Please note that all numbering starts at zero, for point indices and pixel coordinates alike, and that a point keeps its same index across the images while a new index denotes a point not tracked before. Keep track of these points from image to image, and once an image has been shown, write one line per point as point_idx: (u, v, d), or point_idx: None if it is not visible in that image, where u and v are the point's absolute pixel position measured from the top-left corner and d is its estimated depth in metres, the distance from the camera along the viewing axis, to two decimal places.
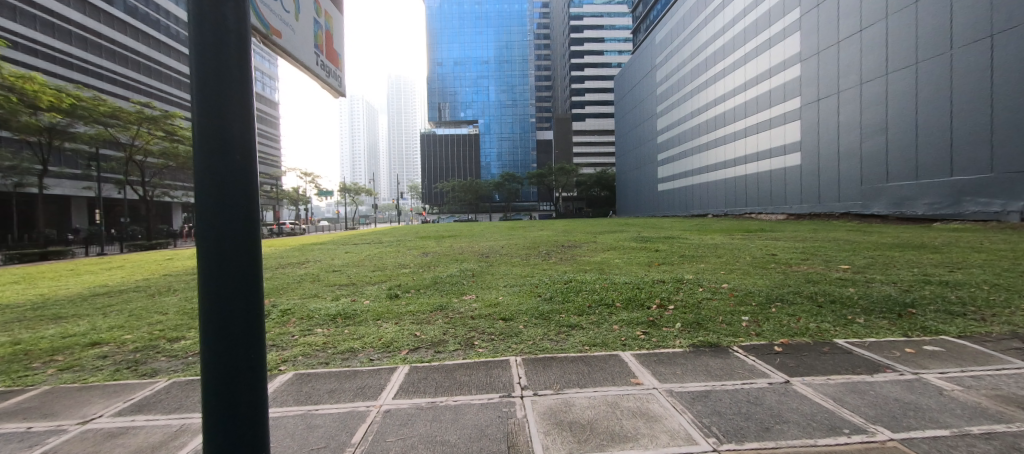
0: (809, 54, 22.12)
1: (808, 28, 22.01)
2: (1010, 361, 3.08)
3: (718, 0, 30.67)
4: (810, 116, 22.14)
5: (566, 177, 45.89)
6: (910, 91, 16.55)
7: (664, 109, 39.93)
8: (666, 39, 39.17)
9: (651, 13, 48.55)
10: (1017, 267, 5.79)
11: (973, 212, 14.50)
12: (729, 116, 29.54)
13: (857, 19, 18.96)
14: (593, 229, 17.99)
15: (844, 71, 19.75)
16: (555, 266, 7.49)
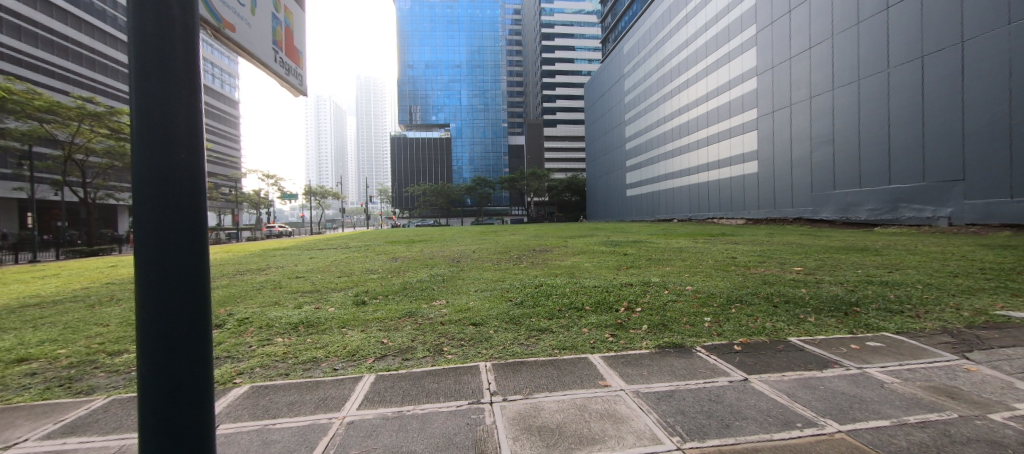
0: (764, 68, 23.45)
1: (763, 44, 23.42)
2: (940, 354, 3.35)
3: (682, 15, 32.11)
4: (766, 126, 23.43)
5: (538, 182, 46.22)
6: (854, 105, 17.88)
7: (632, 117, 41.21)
8: (634, 50, 40.55)
9: (620, 23, 50.11)
10: (947, 268, 6.32)
11: (909, 218, 15.79)
12: (693, 125, 30.93)
13: (807, 38, 20.37)
14: (564, 233, 18.22)
15: (796, 85, 21.12)
16: (527, 271, 7.49)
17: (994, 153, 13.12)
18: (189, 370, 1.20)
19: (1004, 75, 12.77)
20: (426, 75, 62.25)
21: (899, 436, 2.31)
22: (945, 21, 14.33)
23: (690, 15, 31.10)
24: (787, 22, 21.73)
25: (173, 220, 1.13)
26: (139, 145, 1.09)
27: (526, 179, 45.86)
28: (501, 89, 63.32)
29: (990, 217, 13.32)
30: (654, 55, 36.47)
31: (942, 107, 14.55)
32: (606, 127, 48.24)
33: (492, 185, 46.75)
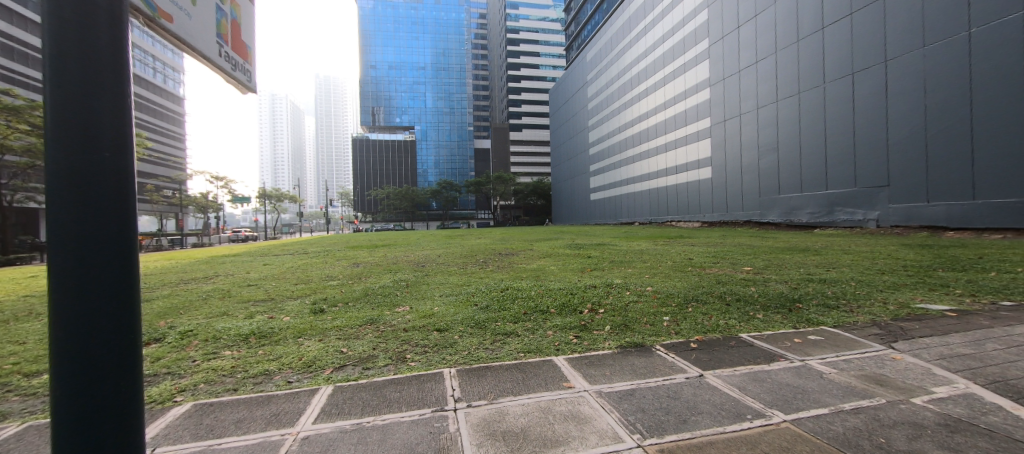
0: (716, 79, 24.85)
1: (715, 57, 24.84)
2: (870, 345, 3.65)
3: (641, 26, 33.46)
4: (718, 135, 24.78)
5: (504, 186, 45.93)
6: (795, 116, 19.33)
7: (595, 123, 42.32)
8: (597, 57, 41.79)
9: (583, 32, 51.59)
10: (873, 266, 6.92)
11: (843, 220, 17.22)
12: (652, 132, 32.21)
13: (754, 52, 21.81)
14: (529, 237, 18.35)
15: (744, 96, 22.54)
16: (492, 274, 7.47)
17: (912, 161, 14.62)
18: (114, 384, 1.11)
19: (919, 92, 14.28)
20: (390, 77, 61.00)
21: (837, 422, 2.48)
22: (871, 42, 15.82)
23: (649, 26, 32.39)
24: (735, 37, 23.17)
25: (98, 224, 1.05)
26: (54, 140, 1.00)
27: (492, 183, 45.76)
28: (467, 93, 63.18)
29: (910, 219, 14.82)
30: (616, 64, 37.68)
31: (869, 119, 16.03)
32: (570, 133, 49.41)
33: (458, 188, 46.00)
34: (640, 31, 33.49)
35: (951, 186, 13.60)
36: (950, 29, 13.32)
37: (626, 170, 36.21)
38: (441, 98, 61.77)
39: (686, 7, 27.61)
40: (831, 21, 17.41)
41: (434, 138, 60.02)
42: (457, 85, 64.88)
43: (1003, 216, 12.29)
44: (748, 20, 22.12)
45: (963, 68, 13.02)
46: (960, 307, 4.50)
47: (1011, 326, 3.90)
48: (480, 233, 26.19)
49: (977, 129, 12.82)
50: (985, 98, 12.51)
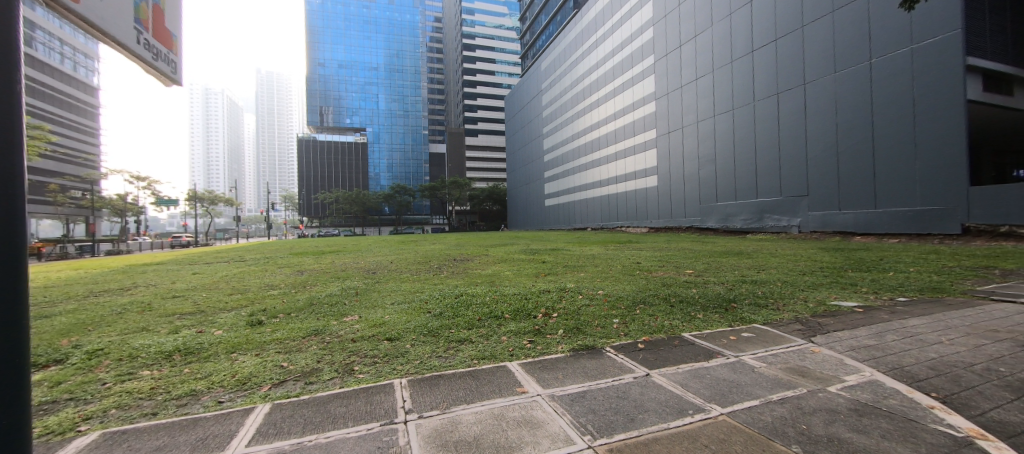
0: (660, 93, 26.36)
1: (659, 72, 26.35)
2: (793, 340, 4.00)
3: (593, 39, 34.79)
4: (663, 145, 26.21)
5: (459, 191, 45.47)
6: (731, 131, 20.99)
7: (549, 130, 43.28)
8: (551, 67, 42.89)
9: (538, 41, 52.94)
10: (795, 267, 7.67)
11: (771, 226, 18.92)
12: (602, 141, 33.42)
13: (693, 69, 23.41)
14: (485, 243, 18.34)
15: (686, 110, 24.11)
16: (447, 280, 7.35)
17: (827, 173, 16.44)
18: None
19: (832, 112, 16.11)
20: (340, 75, 58.54)
21: (767, 413, 2.68)
22: (793, 66, 17.62)
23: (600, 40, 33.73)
24: (677, 55, 24.78)
25: None
26: None
27: (448, 188, 45.12)
28: (422, 96, 62.11)
29: (825, 225, 16.59)
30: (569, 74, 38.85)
31: (793, 135, 17.79)
32: (525, 140, 50.19)
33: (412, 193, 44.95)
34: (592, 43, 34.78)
35: (858, 196, 15.44)
36: (856, 58, 15.17)
37: (579, 177, 37.21)
38: (393, 100, 60.17)
39: (634, 23, 29.07)
40: (760, 45, 19.17)
41: (387, 141, 58.20)
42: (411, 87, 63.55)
43: (899, 222, 14.17)
44: (689, 40, 23.75)
45: (866, 93, 14.87)
46: (865, 303, 5.09)
47: (903, 318, 4.47)
48: (435, 239, 25.76)
49: (878, 146, 14.68)
50: (884, 119, 14.36)
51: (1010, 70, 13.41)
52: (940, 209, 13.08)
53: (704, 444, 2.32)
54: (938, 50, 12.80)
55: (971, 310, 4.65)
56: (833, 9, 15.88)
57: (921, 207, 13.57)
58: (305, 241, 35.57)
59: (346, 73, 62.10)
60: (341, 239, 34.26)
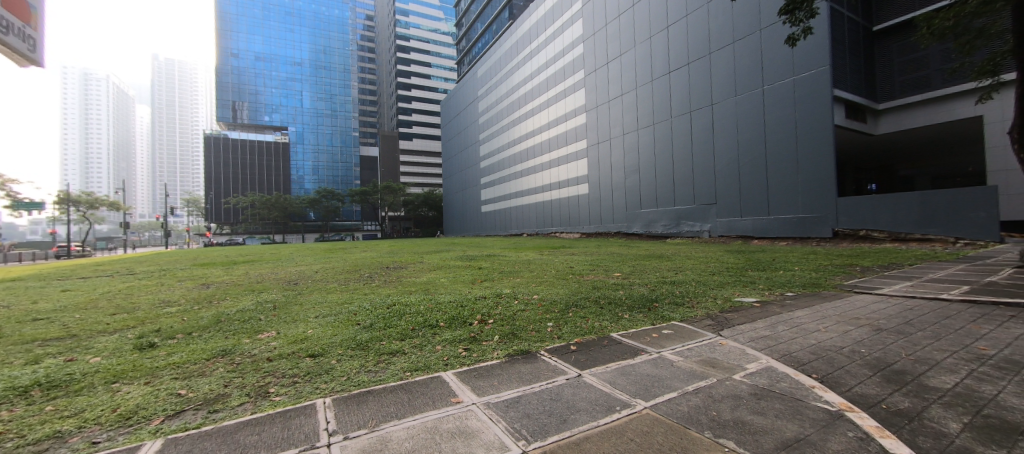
0: (590, 106, 27.82)
1: (589, 86, 27.79)
2: (705, 335, 4.40)
3: (527, 51, 35.71)
4: (593, 155, 27.61)
5: (393, 196, 42.99)
6: (652, 143, 22.76)
7: (486, 137, 43.44)
8: (488, 74, 43.30)
9: (474, 48, 53.39)
10: (706, 268, 8.48)
11: (687, 231, 20.81)
12: (537, 149, 34.32)
13: (619, 85, 25.07)
14: (419, 249, 17.84)
15: (613, 123, 25.69)
16: (379, 290, 7.01)
17: (732, 184, 18.53)
18: None
19: (734, 130, 18.28)
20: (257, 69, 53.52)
21: (684, 403, 2.90)
22: (703, 88, 19.66)
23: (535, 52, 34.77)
24: (604, 71, 26.35)
25: None
26: None
27: (382, 193, 43.01)
28: (351, 96, 58.32)
29: (730, 230, 18.67)
30: (505, 83, 39.47)
31: (703, 149, 19.81)
32: (461, 145, 49.93)
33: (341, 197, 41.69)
34: (526, 54, 35.68)
35: (756, 204, 17.61)
36: (751, 84, 17.41)
37: (515, 183, 37.74)
38: (319, 99, 55.69)
39: (565, 38, 30.36)
40: (675, 67, 21.11)
41: (311, 142, 53.34)
42: (338, 86, 59.15)
43: (787, 227, 16.41)
44: (614, 58, 25.40)
45: (761, 115, 17.09)
46: (761, 298, 5.81)
47: (790, 311, 5.16)
48: (366, 246, 24.50)
49: (770, 161, 16.90)
50: (775, 138, 16.64)
51: (865, 102, 16.31)
52: (817, 216, 15.44)
53: (631, 438, 2.43)
54: (813, 82, 15.15)
55: (839, 301, 5.52)
56: (734, 40, 18.06)
57: (802, 214, 15.89)
58: (210, 250, 31.56)
59: (265, 67, 56.94)
60: (256, 247, 31.07)
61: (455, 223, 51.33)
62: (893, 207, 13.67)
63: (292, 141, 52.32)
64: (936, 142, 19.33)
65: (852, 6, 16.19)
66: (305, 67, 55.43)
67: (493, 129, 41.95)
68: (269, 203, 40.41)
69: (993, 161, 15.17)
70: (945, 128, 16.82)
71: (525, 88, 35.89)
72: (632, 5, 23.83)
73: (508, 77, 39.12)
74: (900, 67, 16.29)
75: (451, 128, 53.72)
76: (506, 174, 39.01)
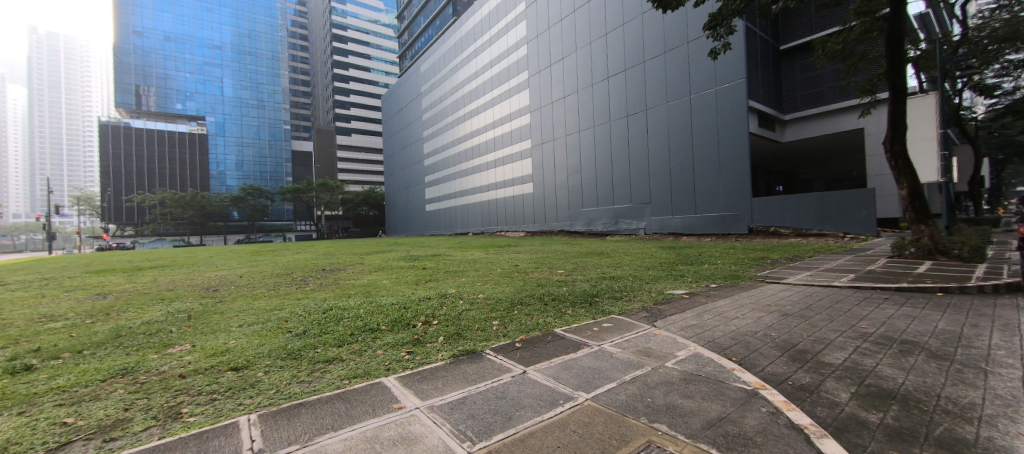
0: (534, 107, 28.22)
1: (532, 88, 28.18)
2: (640, 326, 4.67)
3: (471, 49, 35.34)
4: (537, 155, 28.04)
5: (331, 194, 39.35)
6: (593, 145, 23.70)
7: (430, 134, 42.38)
8: (431, 70, 42.30)
9: (417, 42, 52.00)
10: (641, 264, 9.01)
11: (625, 229, 21.93)
12: (481, 148, 34.08)
13: (561, 88, 25.71)
14: (359, 250, 16.90)
15: (556, 124, 26.28)
16: (314, 294, 6.54)
17: (664, 184, 19.87)
18: None
19: (665, 135, 19.63)
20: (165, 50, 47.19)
21: (622, 393, 3.03)
22: (638, 94, 20.84)
23: (478, 51, 34.50)
24: (547, 74, 26.91)
25: None
26: None
27: (317, 191, 39.62)
28: (281, 85, 52.51)
29: (663, 228, 20.00)
30: (449, 80, 38.77)
31: (639, 151, 21.01)
32: (404, 142, 48.42)
33: (270, 194, 37.86)
34: (471, 52, 35.34)
35: (685, 203, 19.06)
36: (680, 92, 18.79)
37: (460, 182, 37.20)
38: (243, 88, 49.53)
39: (509, 38, 30.52)
40: (613, 73, 22.14)
41: (234, 134, 46.48)
42: (265, 74, 52.65)
43: (711, 225, 17.96)
44: (557, 61, 26.01)
45: (688, 122, 18.53)
46: (689, 290, 6.29)
47: (714, 300, 5.66)
48: (300, 247, 22.69)
49: (697, 165, 18.39)
50: (701, 143, 18.12)
51: (774, 112, 18.31)
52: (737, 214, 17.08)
53: (573, 430, 2.49)
54: (733, 93, 16.71)
55: (752, 290, 6.16)
56: (665, 51, 19.35)
57: (724, 212, 17.49)
58: (102, 256, 27.12)
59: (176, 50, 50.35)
60: (165, 250, 27.37)
61: (398, 222, 49.67)
62: (798, 206, 15.51)
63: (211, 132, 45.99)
64: (829, 150, 22.31)
65: (763, 26, 18.03)
66: (226, 51, 49.83)
67: (437, 127, 41.02)
68: (182, 201, 35.90)
69: (871, 167, 17.86)
70: (837, 138, 19.43)
71: (470, 86, 35.51)
72: (573, 11, 24.56)
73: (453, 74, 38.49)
74: (802, 83, 18.54)
75: (393, 124, 51.87)
76: (450, 173, 38.34)
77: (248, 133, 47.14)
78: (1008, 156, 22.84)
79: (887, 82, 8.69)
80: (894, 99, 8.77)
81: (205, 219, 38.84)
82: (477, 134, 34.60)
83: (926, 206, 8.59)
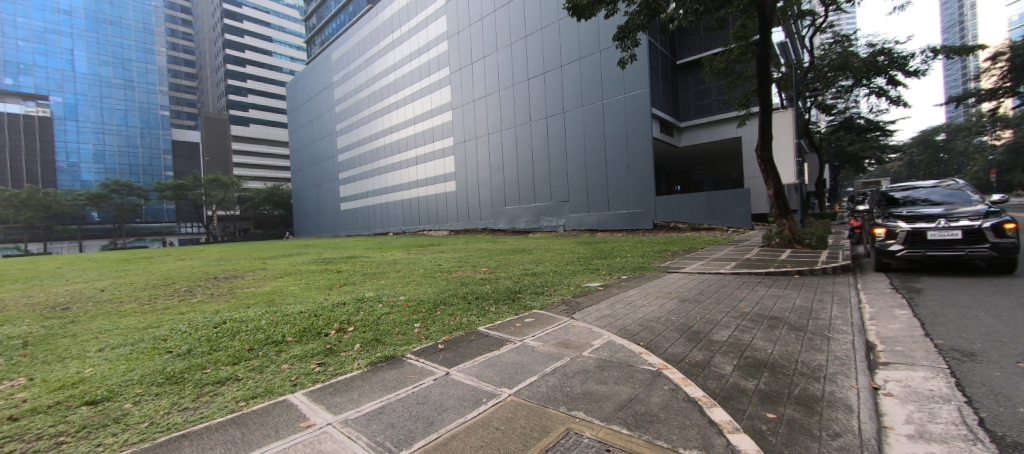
0: (456, 105, 27.73)
1: (454, 85, 27.70)
2: (559, 319, 4.88)
3: (389, 40, 33.52)
4: (459, 153, 27.66)
5: (224, 192, 34.26)
6: (515, 144, 24.10)
7: (344, 128, 39.41)
8: (345, 59, 39.37)
9: (329, 28, 48.48)
10: (559, 259, 9.45)
11: (545, 226, 22.76)
12: (401, 145, 32.55)
13: (483, 86, 25.66)
14: (259, 255, 15.16)
15: (478, 123, 26.16)
16: (202, 307, 5.68)
17: (582, 184, 21.02)
18: None
19: (581, 137, 20.80)
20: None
21: (543, 385, 3.13)
22: (556, 97, 21.73)
23: (396, 43, 32.85)
24: (468, 72, 26.61)
25: None
26: None
27: (206, 188, 33.81)
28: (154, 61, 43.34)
29: (580, 224, 21.16)
30: (365, 71, 36.38)
31: (558, 152, 21.94)
32: (313, 135, 44.63)
33: (143, 191, 31.92)
34: (388, 43, 33.56)
35: (599, 201, 20.43)
36: (595, 97, 20.03)
37: (379, 179, 35.21)
38: (100, 62, 40.11)
39: (429, 32, 29.63)
40: (534, 75, 22.73)
41: (89, 118, 37.50)
42: (131, 47, 43.20)
43: (623, 221, 19.51)
44: (478, 59, 25.89)
45: (601, 125, 19.89)
46: (604, 282, 6.74)
47: (624, 290, 6.16)
48: (184, 253, 19.58)
49: (610, 166, 19.83)
50: (612, 146, 19.59)
51: (673, 120, 20.46)
52: (643, 211, 18.81)
53: (495, 428, 2.49)
54: (639, 101, 18.30)
55: (653, 280, 6.83)
56: (580, 58, 20.48)
57: (633, 210, 19.12)
58: None
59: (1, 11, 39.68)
60: None
61: (309, 222, 45.65)
62: (693, 204, 17.54)
63: (56, 115, 36.90)
64: (718, 155, 25.64)
65: (663, 41, 19.97)
66: (75, 17, 40.30)
67: (352, 120, 38.28)
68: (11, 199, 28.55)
69: (748, 170, 20.90)
70: (724, 145, 22.37)
71: (388, 80, 33.70)
72: (493, 10, 24.68)
73: (369, 65, 36.25)
74: (695, 95, 21.03)
75: (300, 115, 47.51)
76: (368, 170, 36.13)
77: (110, 119, 38.64)
78: (840, 162, 28.36)
79: (757, 97, 10.18)
80: (762, 112, 10.32)
81: (49, 221, 31.58)
82: (396, 130, 32.97)
83: (786, 203, 10.22)
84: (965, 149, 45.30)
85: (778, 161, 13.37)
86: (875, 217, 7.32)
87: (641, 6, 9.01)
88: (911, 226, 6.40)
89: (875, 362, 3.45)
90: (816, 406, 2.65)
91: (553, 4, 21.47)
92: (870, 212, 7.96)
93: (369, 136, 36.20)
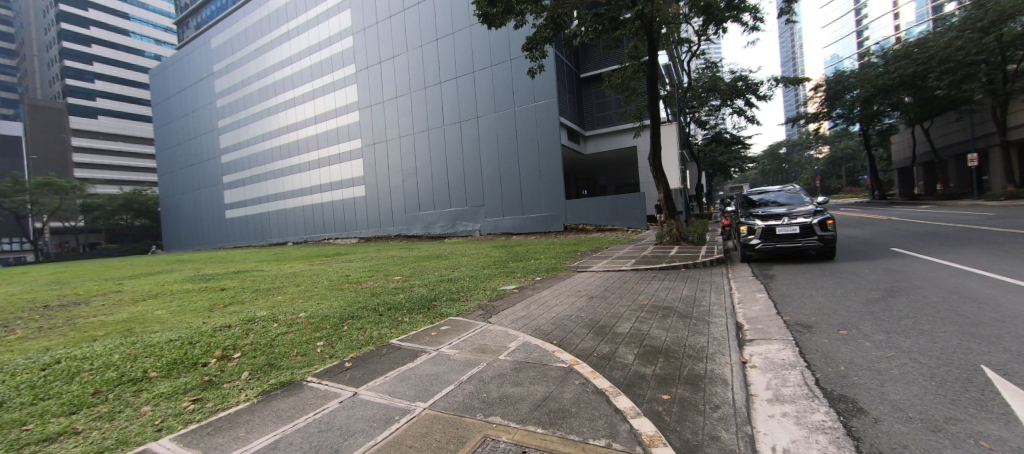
0: (363, 105, 26.13)
1: (361, 84, 26.05)
2: (476, 324, 4.86)
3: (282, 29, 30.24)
4: (368, 155, 26.09)
5: (62, 198, 27.34)
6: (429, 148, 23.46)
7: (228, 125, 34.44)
8: (229, 47, 34.54)
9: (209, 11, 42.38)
10: (474, 264, 9.44)
11: (462, 231, 22.57)
12: (300, 146, 29.57)
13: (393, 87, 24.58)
14: (109, 275, 12.42)
15: (389, 124, 24.98)
16: (24, 346, 4.47)
17: (497, 188, 21.26)
18: None
19: (495, 143, 21.14)
20: None
21: (460, 394, 3.08)
22: (469, 102, 21.78)
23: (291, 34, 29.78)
24: (376, 70, 25.27)
25: None
26: None
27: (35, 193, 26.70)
28: None
29: (496, 228, 21.27)
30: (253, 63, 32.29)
31: (472, 156, 21.92)
32: (188, 132, 38.44)
33: None
34: (281, 34, 30.27)
35: (514, 205, 20.93)
36: (507, 104, 20.53)
37: (274, 183, 31.50)
38: None
39: (330, 26, 27.51)
40: (446, 78, 22.47)
41: None
42: None
43: (537, 224, 20.25)
44: (387, 59, 24.76)
45: (514, 132, 20.47)
46: (519, 284, 6.92)
47: (538, 291, 6.40)
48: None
49: (523, 172, 20.44)
50: (525, 151, 20.25)
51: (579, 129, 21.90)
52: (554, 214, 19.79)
53: (409, 445, 2.35)
54: (547, 110, 19.29)
55: (562, 280, 7.19)
56: (492, 64, 20.83)
57: (547, 213, 19.98)
58: None
59: None
60: None
61: (186, 233, 39.16)
62: (600, 206, 18.96)
63: None
64: (620, 162, 28.12)
65: (568, 55, 21.38)
66: None
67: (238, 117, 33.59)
68: None
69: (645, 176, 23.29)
70: (625, 153, 24.58)
71: (281, 73, 30.31)
72: (403, 9, 23.88)
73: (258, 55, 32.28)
74: (597, 106, 22.87)
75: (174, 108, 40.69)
76: (260, 173, 32.12)
77: None
78: (713, 170, 33.18)
79: (648, 110, 11.39)
80: (654, 124, 11.56)
81: None
82: (293, 128, 29.79)
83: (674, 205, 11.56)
84: (800, 162, 56.28)
85: (666, 167, 15.12)
86: (741, 215, 8.64)
87: (547, 20, 9.51)
88: (766, 223, 7.72)
89: (744, 340, 4.06)
90: (701, 384, 3.03)
91: (463, 10, 21.51)
92: (737, 212, 9.39)
93: (260, 135, 32.13)
